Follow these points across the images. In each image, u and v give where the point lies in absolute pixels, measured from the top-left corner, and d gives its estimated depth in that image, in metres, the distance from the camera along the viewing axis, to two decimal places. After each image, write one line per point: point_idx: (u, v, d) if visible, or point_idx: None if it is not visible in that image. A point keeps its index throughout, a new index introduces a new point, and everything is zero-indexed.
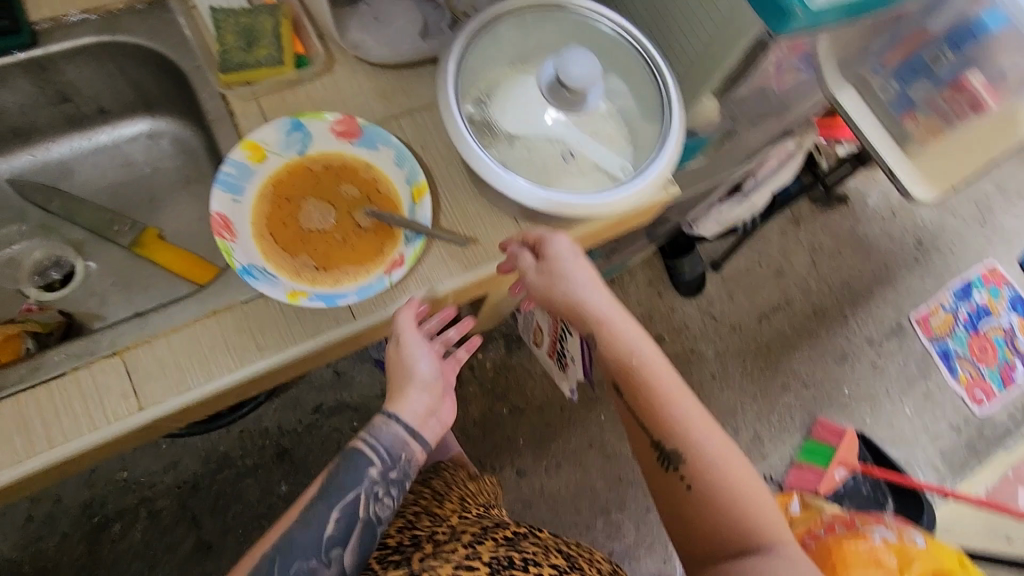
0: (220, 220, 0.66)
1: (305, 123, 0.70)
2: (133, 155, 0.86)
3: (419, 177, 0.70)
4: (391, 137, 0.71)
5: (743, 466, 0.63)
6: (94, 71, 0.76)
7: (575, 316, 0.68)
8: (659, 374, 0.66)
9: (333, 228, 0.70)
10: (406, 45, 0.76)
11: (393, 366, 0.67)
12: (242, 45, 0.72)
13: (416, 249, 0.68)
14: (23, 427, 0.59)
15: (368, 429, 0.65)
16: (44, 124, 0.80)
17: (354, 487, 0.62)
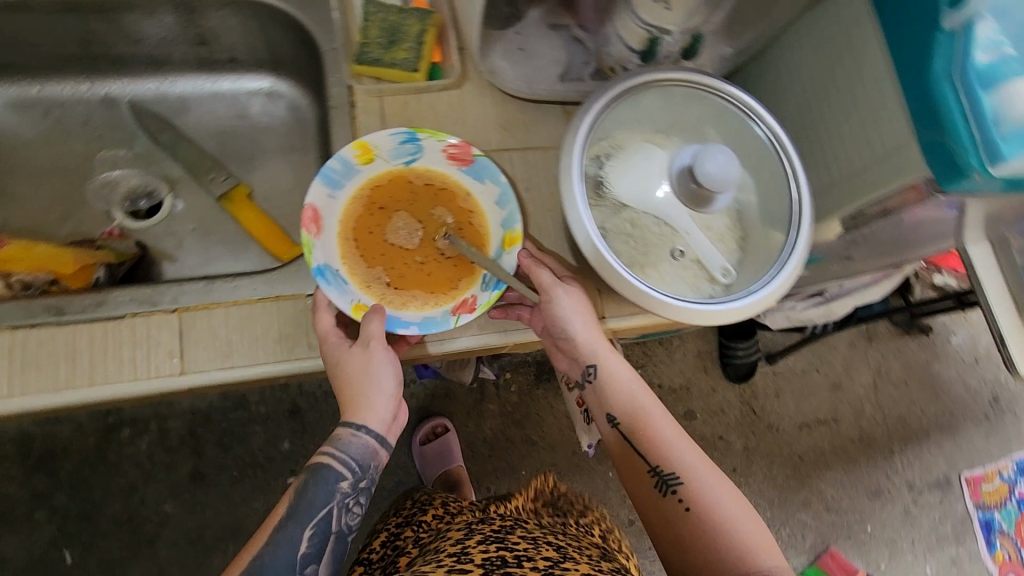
0: (311, 213, 0.65)
1: (420, 138, 0.69)
2: (247, 107, 0.85)
3: (516, 226, 0.68)
4: (499, 175, 0.69)
5: (735, 489, 0.62)
6: (236, 24, 0.77)
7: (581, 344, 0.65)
8: (652, 404, 0.65)
9: (415, 247, 0.69)
10: (541, 83, 0.72)
11: (348, 379, 0.61)
12: (383, 42, 0.70)
13: (491, 298, 0.66)
14: (70, 358, 0.59)
15: (333, 442, 0.62)
16: (176, 59, 0.82)
17: (327, 502, 0.61)
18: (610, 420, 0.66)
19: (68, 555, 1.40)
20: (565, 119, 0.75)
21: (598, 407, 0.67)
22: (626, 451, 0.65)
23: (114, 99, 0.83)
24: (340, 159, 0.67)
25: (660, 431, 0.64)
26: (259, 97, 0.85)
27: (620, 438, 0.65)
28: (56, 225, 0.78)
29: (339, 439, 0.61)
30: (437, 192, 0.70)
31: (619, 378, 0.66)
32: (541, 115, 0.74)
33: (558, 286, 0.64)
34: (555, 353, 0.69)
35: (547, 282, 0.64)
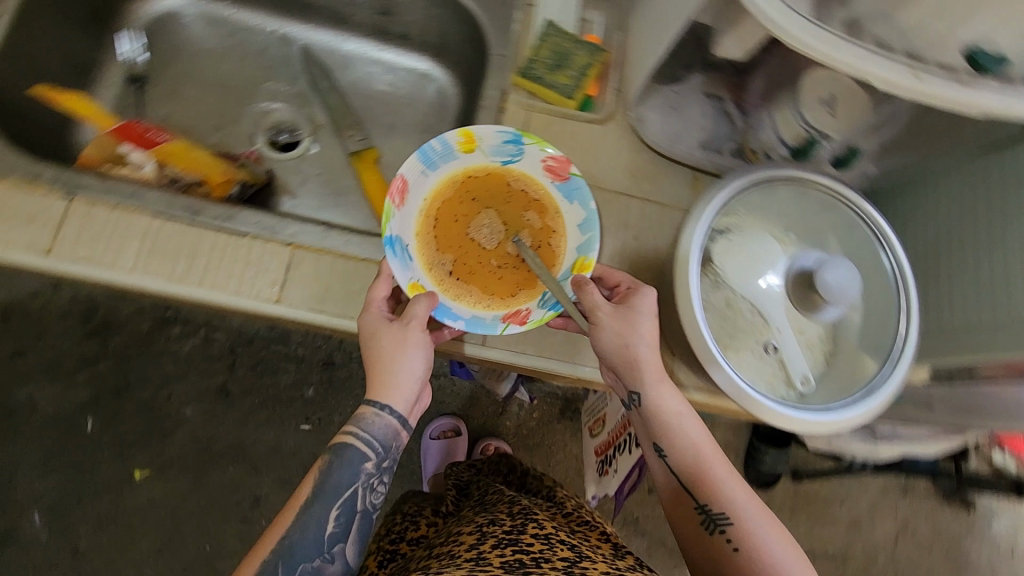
0: (400, 183, 0.68)
1: (524, 142, 0.70)
2: (401, 80, 0.91)
3: (590, 253, 0.67)
4: (590, 200, 0.69)
5: (788, 534, 0.59)
6: (421, 6, 0.82)
7: (627, 369, 0.63)
8: (702, 436, 0.63)
9: (487, 246, 0.71)
10: (681, 146, 0.74)
11: (377, 356, 0.62)
12: (550, 63, 0.73)
13: (543, 315, 0.65)
14: (189, 256, 0.64)
15: (356, 422, 0.62)
16: (356, 20, 0.88)
17: (353, 481, 0.61)
18: (657, 451, 0.64)
19: (90, 423, 1.48)
20: (692, 185, 0.76)
21: (645, 433, 0.64)
22: (673, 485, 0.63)
23: (291, 39, 0.89)
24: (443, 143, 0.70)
25: (711, 467, 0.61)
26: (416, 77, 0.91)
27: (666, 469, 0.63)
28: (203, 133, 0.85)
29: (360, 418, 0.62)
30: (527, 201, 0.72)
31: (670, 407, 0.63)
32: (670, 174, 0.76)
33: (609, 305, 0.63)
34: (605, 371, 0.67)
35: (602, 309, 0.63)
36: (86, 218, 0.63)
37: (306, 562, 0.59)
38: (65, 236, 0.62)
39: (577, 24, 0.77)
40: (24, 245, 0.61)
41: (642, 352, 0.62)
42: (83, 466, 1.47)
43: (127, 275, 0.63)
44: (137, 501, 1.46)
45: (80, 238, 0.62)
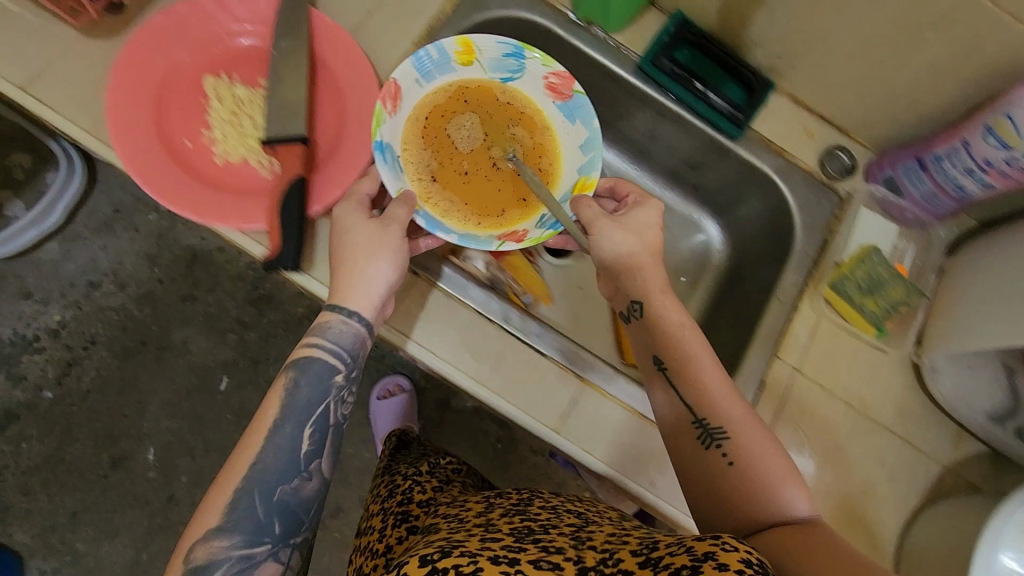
0: (392, 88, 0.69)
1: (526, 56, 0.74)
2: (675, 225, 0.95)
3: (592, 173, 0.73)
4: (591, 121, 0.74)
5: (789, 459, 0.58)
6: (734, 177, 0.85)
7: (632, 278, 0.67)
8: (701, 347, 0.64)
9: (472, 153, 0.77)
10: (965, 411, 0.71)
11: (340, 251, 0.62)
12: (864, 285, 0.73)
13: (541, 235, 0.70)
14: (496, 359, 0.68)
15: (321, 331, 0.62)
16: (659, 161, 0.91)
17: (324, 395, 0.62)
18: (657, 363, 0.65)
19: (224, 382, 1.57)
20: (954, 441, 0.75)
21: (645, 346, 0.66)
22: (671, 400, 0.63)
23: None
24: (442, 52, 0.72)
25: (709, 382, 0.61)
26: (688, 227, 0.95)
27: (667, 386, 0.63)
28: None
29: (322, 322, 0.62)
30: (515, 112, 0.77)
31: (669, 318, 0.65)
32: (936, 423, 0.75)
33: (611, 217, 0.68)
34: (613, 289, 0.71)
35: (602, 226, 0.67)
36: (420, 300, 0.69)
37: (283, 485, 0.59)
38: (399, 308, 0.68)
39: (891, 250, 0.77)
40: None
41: (647, 267, 0.67)
42: (203, 418, 1.54)
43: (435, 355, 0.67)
44: None
45: (409, 316, 0.68)
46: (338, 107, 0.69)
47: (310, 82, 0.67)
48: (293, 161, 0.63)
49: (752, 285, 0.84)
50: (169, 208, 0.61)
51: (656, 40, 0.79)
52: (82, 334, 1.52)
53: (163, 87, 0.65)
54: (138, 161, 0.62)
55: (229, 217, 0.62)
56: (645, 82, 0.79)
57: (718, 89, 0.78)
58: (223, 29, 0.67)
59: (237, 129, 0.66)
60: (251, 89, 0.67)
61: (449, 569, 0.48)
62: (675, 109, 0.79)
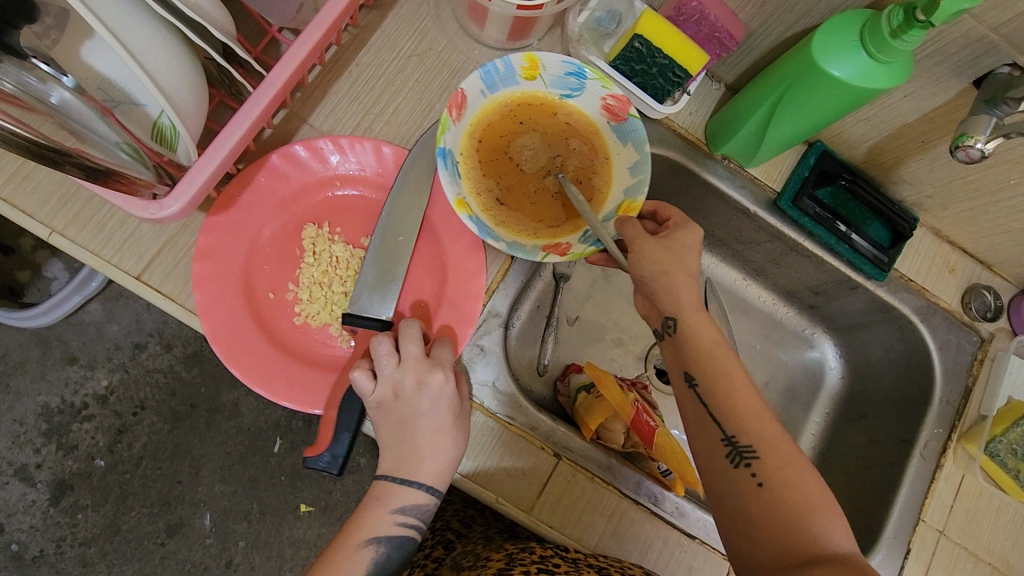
0: (458, 97, 0.60)
1: (586, 76, 0.62)
2: (787, 342, 0.90)
3: (638, 197, 0.62)
4: (645, 143, 0.62)
5: (823, 487, 0.51)
6: (865, 309, 0.80)
7: (661, 295, 0.59)
8: (733, 362, 0.57)
9: (529, 163, 0.65)
10: None
11: (426, 422, 0.55)
12: (1018, 450, 0.71)
13: (585, 251, 0.60)
14: (644, 546, 0.63)
15: (401, 508, 0.56)
16: (776, 280, 0.86)
17: (400, 565, 0.56)
18: (687, 381, 0.58)
19: (277, 445, 1.36)
20: None
21: (676, 363, 0.59)
22: (700, 420, 0.56)
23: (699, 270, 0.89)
24: (507, 63, 0.61)
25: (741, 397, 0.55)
26: (801, 342, 0.90)
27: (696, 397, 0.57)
28: (598, 342, 0.85)
29: (407, 499, 0.56)
30: (570, 129, 0.65)
31: (702, 334, 0.58)
32: None
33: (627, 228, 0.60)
34: (639, 300, 0.63)
35: (642, 245, 0.59)
36: (566, 486, 0.63)
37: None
38: (544, 499, 0.62)
39: None
40: (512, 500, 0.61)
41: (681, 281, 0.58)
42: (257, 483, 1.34)
43: (575, 542, 0.62)
44: (294, 534, 1.34)
45: (558, 506, 0.62)
46: (434, 275, 0.62)
47: (430, 278, 0.62)
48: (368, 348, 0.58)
49: (883, 423, 0.79)
50: (289, 407, 0.56)
51: (797, 176, 0.73)
52: (131, 399, 1.33)
53: (250, 255, 0.58)
54: (220, 329, 0.55)
55: (294, 394, 0.56)
56: (782, 220, 0.74)
57: (862, 230, 0.74)
58: (328, 174, 0.60)
59: (324, 291, 0.60)
60: (351, 248, 0.62)
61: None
62: (813, 248, 0.75)
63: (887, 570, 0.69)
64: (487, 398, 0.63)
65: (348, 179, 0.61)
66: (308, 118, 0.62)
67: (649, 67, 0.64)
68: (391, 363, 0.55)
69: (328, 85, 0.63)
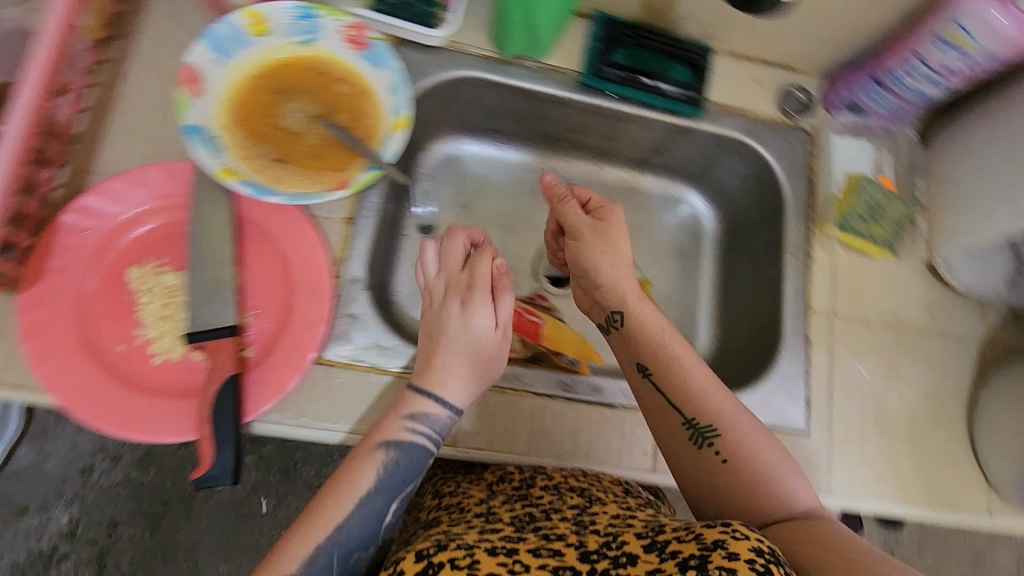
0: (192, 72, 0.60)
1: (315, 15, 0.63)
2: (658, 207, 0.94)
3: (405, 112, 0.64)
4: (395, 61, 0.64)
5: (778, 445, 0.60)
6: (705, 149, 0.84)
7: (604, 291, 0.67)
8: (680, 346, 0.64)
9: (293, 114, 0.65)
10: (986, 291, 0.77)
11: (445, 336, 0.60)
12: (864, 215, 0.77)
13: (368, 178, 0.62)
14: (574, 433, 0.66)
15: (413, 416, 0.58)
16: (624, 155, 0.90)
17: (412, 476, 0.59)
18: (640, 370, 0.64)
19: (261, 504, 1.33)
20: (978, 313, 0.80)
21: (629, 354, 0.65)
22: (659, 406, 0.63)
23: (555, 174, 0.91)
24: (228, 28, 0.61)
25: (695, 380, 0.62)
26: (671, 203, 0.93)
27: (656, 388, 0.63)
28: None
29: (416, 407, 0.58)
30: (324, 71, 0.65)
31: (648, 323, 0.65)
32: (960, 306, 0.80)
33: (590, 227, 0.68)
34: (586, 301, 0.70)
35: (583, 243, 0.68)
36: (482, 409, 0.65)
37: (360, 550, 0.56)
38: (466, 426, 0.64)
39: (871, 163, 0.80)
40: None
41: (603, 264, 0.66)
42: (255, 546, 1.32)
43: (510, 454, 0.65)
44: None
45: (482, 429, 0.64)
46: (277, 267, 0.62)
47: (270, 271, 0.62)
48: (230, 354, 0.57)
49: (758, 242, 0.85)
50: (177, 442, 0.55)
51: (590, 50, 0.77)
52: (97, 523, 1.28)
53: (79, 316, 0.56)
54: (73, 393, 0.54)
55: (174, 425, 0.55)
56: (593, 95, 0.77)
57: (665, 77, 0.77)
58: (130, 212, 0.59)
59: (172, 322, 0.59)
60: (182, 272, 0.60)
61: (446, 564, 0.48)
62: (632, 110, 0.78)
63: (797, 363, 0.75)
64: (376, 357, 0.63)
65: (152, 211, 0.60)
66: (91, 166, 0.61)
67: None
68: (433, 269, 0.65)
69: (99, 128, 0.62)
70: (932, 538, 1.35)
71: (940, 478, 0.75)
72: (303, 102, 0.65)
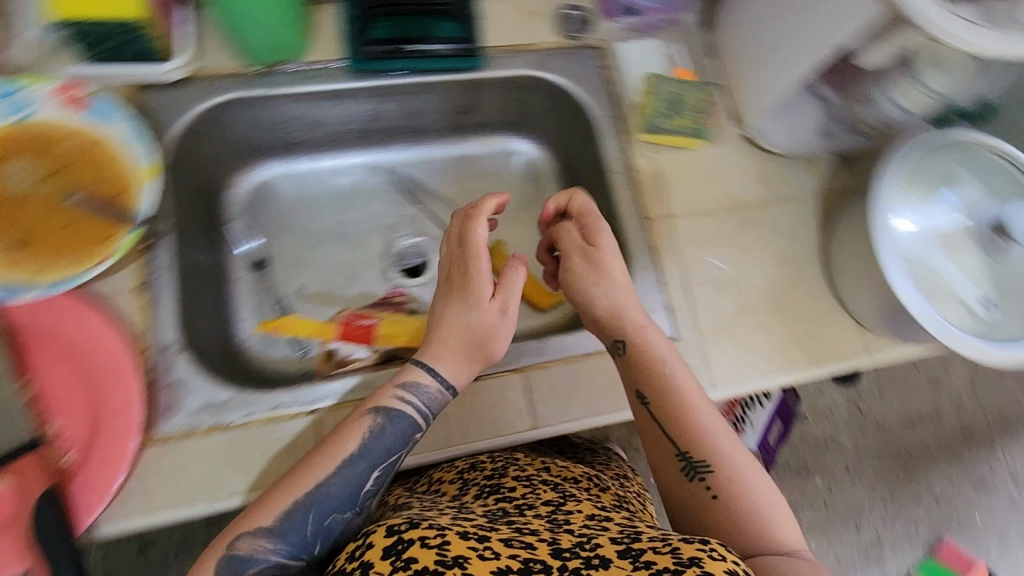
0: None
1: (20, 90, 0.63)
2: (490, 166, 0.91)
3: (148, 156, 0.65)
4: (122, 110, 0.65)
5: (773, 487, 0.60)
6: (506, 96, 0.82)
7: (608, 322, 0.65)
8: (684, 377, 0.63)
9: (28, 199, 0.62)
10: (802, 146, 0.79)
11: (447, 309, 0.63)
12: (665, 110, 0.77)
13: (128, 238, 0.61)
14: (444, 420, 0.66)
15: (403, 387, 0.61)
16: (437, 128, 0.87)
17: (397, 444, 0.60)
18: (639, 398, 0.64)
19: None
20: (808, 170, 0.81)
21: (628, 381, 0.64)
22: (653, 435, 0.63)
23: (376, 166, 0.88)
24: None
25: (700, 418, 0.61)
26: (502, 157, 0.91)
27: (653, 413, 0.63)
28: (335, 291, 0.83)
29: (410, 376, 0.61)
30: (48, 143, 0.64)
31: (653, 351, 0.63)
32: (789, 169, 0.81)
33: (582, 258, 0.66)
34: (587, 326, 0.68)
35: (573, 272, 0.66)
36: None
37: (336, 513, 0.57)
38: None
39: (663, 60, 0.80)
40: None
41: (592, 292, 0.65)
42: None
43: None
44: None
45: None
46: (69, 365, 0.58)
47: (64, 372, 0.58)
48: (41, 468, 0.55)
49: (588, 169, 0.84)
50: None
51: (347, 33, 0.74)
52: None
53: None
54: None
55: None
56: (367, 77, 0.74)
57: (431, 37, 0.75)
58: None
59: None
60: None
61: (415, 543, 0.50)
62: (413, 80, 0.75)
63: (649, 275, 0.75)
64: (214, 417, 0.61)
65: None
66: None
67: (117, 38, 0.64)
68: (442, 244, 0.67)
69: None
70: (888, 379, 1.40)
71: (816, 336, 0.76)
72: (36, 183, 0.63)
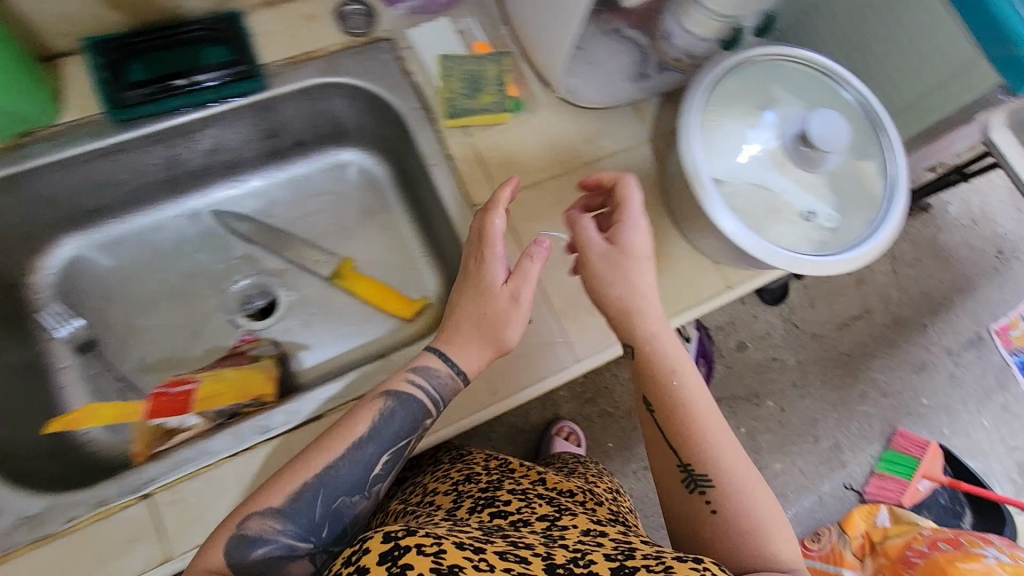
0: None
1: None
2: (321, 185, 0.86)
3: None
4: None
5: (777, 502, 0.57)
6: (305, 109, 0.77)
7: (625, 316, 0.59)
8: (696, 385, 0.60)
9: None
10: (616, 94, 0.76)
11: (461, 293, 0.59)
12: (467, 91, 0.74)
13: None
14: None
15: (416, 370, 0.58)
16: (250, 158, 0.81)
17: (407, 429, 0.57)
18: (646, 406, 0.61)
19: None
20: (635, 114, 0.78)
21: (638, 387, 0.62)
22: (660, 446, 0.60)
23: (196, 213, 0.82)
24: None
25: (710, 431, 0.58)
26: (331, 172, 0.86)
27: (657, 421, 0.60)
28: (178, 356, 0.77)
29: (426, 363, 0.58)
30: None
31: (664, 351, 0.59)
32: (615, 118, 0.78)
33: (603, 246, 0.59)
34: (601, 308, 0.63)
35: (591, 267, 0.59)
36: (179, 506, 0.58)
37: (345, 497, 0.53)
38: (169, 532, 0.57)
39: (456, 40, 0.77)
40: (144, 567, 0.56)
41: (600, 275, 0.59)
42: None
43: None
44: None
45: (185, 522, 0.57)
46: None
47: None
48: None
49: (413, 166, 0.79)
50: None
51: (101, 84, 0.68)
52: None
53: None
54: None
55: None
56: (139, 126, 0.68)
57: (199, 69, 0.69)
58: None
59: None
60: None
61: (413, 550, 0.42)
62: (191, 117, 0.70)
63: None
64: (28, 534, 0.56)
65: None
66: None
67: None
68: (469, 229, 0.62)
69: None
70: (811, 289, 1.36)
71: (678, 280, 0.73)
72: None
